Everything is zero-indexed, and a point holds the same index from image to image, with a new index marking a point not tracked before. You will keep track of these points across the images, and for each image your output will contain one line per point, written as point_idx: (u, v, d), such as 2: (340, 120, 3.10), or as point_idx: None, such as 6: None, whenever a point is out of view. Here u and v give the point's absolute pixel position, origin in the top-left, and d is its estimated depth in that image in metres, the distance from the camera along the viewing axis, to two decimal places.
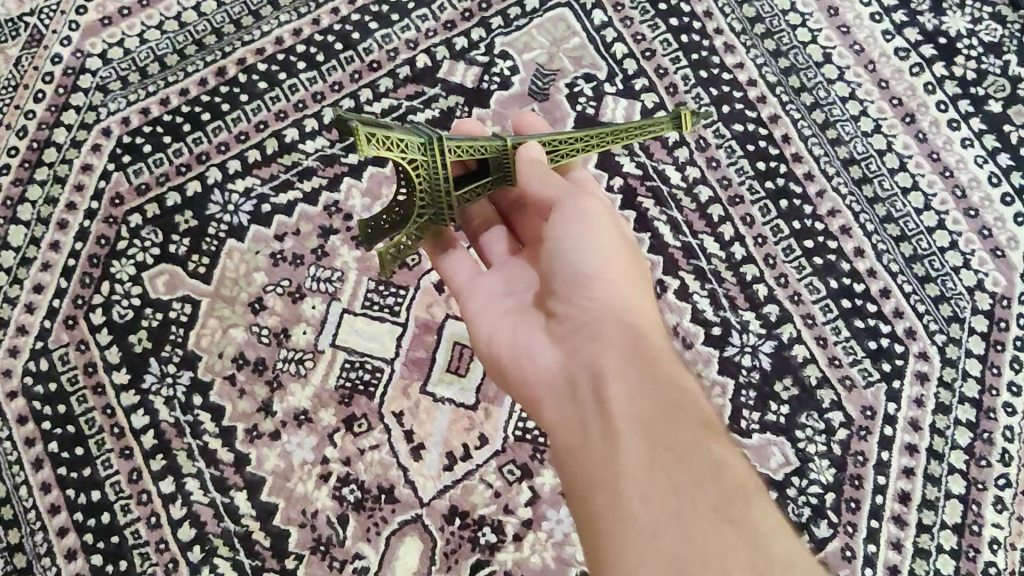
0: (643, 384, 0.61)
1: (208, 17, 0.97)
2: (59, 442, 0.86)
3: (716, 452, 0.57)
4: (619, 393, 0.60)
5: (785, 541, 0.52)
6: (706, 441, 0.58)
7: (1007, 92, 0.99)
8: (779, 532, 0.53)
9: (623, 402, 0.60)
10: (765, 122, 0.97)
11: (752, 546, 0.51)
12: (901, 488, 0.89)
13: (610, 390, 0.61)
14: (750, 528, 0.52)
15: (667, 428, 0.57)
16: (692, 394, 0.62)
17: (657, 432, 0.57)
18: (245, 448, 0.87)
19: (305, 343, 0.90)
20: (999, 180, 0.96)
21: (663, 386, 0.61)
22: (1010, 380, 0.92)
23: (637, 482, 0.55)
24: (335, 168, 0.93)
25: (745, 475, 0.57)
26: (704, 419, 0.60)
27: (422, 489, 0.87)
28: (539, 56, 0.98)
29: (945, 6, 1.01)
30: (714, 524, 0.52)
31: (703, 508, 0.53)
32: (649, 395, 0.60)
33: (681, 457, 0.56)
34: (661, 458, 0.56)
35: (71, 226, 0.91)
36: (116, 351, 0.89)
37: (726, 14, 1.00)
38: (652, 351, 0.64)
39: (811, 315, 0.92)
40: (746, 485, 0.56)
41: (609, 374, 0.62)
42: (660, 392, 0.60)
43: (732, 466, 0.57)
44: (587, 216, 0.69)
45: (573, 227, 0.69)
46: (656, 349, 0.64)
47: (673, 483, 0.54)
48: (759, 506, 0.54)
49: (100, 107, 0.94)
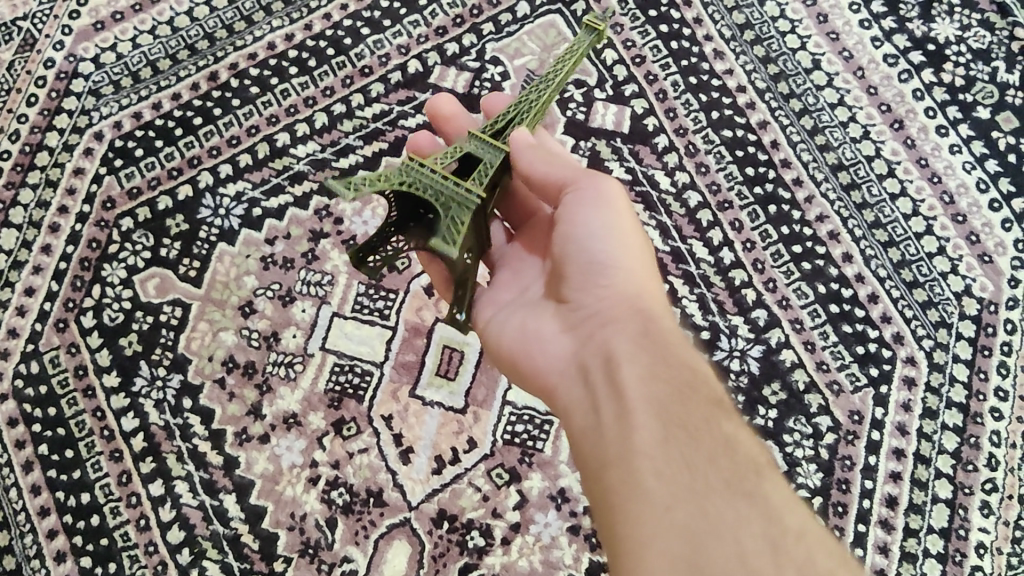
0: (655, 364, 0.61)
1: (201, 22, 0.97)
2: (48, 444, 0.87)
3: (728, 430, 0.58)
4: (632, 374, 0.60)
5: (798, 515, 0.53)
6: (718, 419, 0.58)
7: (995, 99, 1.00)
8: (792, 507, 0.54)
9: (635, 382, 0.60)
10: (754, 128, 0.97)
11: (766, 519, 0.52)
12: (888, 493, 0.89)
13: (623, 372, 0.61)
14: (763, 503, 0.53)
15: (680, 408, 0.58)
16: (703, 373, 0.62)
17: (670, 412, 0.57)
18: (234, 451, 0.87)
19: (295, 346, 0.90)
20: (987, 186, 0.97)
21: (675, 366, 0.61)
22: (997, 385, 0.92)
23: (651, 459, 0.55)
24: (326, 172, 0.94)
25: (757, 452, 0.57)
26: (715, 398, 0.60)
27: (410, 493, 0.87)
28: (530, 62, 0.99)
29: (933, 13, 1.02)
30: (728, 500, 0.52)
31: (716, 484, 0.53)
32: (662, 376, 0.60)
33: (694, 435, 0.56)
34: (676, 437, 0.56)
35: (63, 230, 0.91)
36: (107, 354, 0.89)
37: (716, 20, 1.00)
38: (663, 331, 0.64)
39: (799, 320, 0.92)
40: (758, 462, 0.56)
41: (621, 357, 0.62)
42: (673, 371, 0.60)
43: (744, 443, 0.57)
44: (602, 200, 0.67)
45: (586, 211, 0.67)
46: (666, 328, 0.64)
47: (687, 461, 0.55)
48: (772, 482, 0.55)
49: (93, 111, 0.94)
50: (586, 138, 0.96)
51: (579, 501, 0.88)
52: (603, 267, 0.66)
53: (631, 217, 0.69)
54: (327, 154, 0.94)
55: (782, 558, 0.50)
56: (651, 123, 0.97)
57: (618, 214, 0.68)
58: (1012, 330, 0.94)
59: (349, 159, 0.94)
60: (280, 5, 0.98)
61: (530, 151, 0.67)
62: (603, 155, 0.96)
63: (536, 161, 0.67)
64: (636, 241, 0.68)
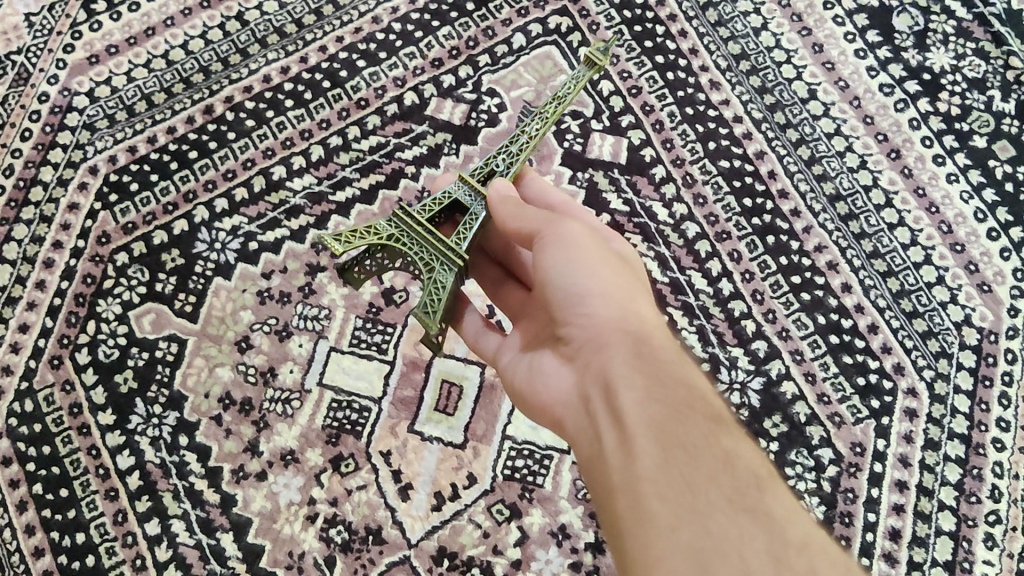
0: (652, 386, 0.58)
1: (196, 55, 0.97)
2: (43, 483, 0.85)
3: (728, 445, 0.55)
4: (630, 398, 0.58)
5: (801, 527, 0.51)
6: (717, 435, 0.55)
7: (991, 128, 1.00)
8: (796, 520, 0.51)
9: (633, 406, 0.57)
10: (751, 158, 0.97)
11: (768, 533, 0.49)
12: (892, 526, 0.89)
13: (621, 397, 0.58)
14: (764, 513, 0.51)
15: (677, 426, 0.55)
16: (702, 391, 0.60)
17: (670, 432, 0.55)
18: (232, 488, 0.86)
19: (292, 382, 0.89)
20: (985, 216, 0.98)
21: (673, 385, 0.58)
22: (999, 416, 0.92)
23: (654, 483, 0.53)
24: (322, 206, 0.93)
25: (759, 464, 0.55)
26: (715, 413, 0.58)
27: (410, 530, 0.86)
28: (527, 94, 0.99)
29: (929, 43, 1.03)
30: (729, 512, 0.50)
31: (717, 500, 0.51)
32: (659, 394, 0.57)
33: (693, 454, 0.54)
34: (677, 457, 0.53)
35: (58, 266, 0.90)
36: (102, 391, 0.88)
37: (711, 51, 1.01)
38: (660, 350, 0.61)
39: (799, 351, 0.92)
40: (760, 473, 0.54)
41: (617, 380, 0.59)
42: (670, 390, 0.58)
43: (744, 455, 0.55)
44: (577, 235, 0.66)
45: (563, 248, 0.65)
46: (661, 348, 0.62)
47: (687, 481, 0.52)
48: (775, 493, 0.53)
49: (87, 145, 0.94)
50: (583, 170, 0.96)
51: (581, 537, 0.87)
52: (579, 293, 0.64)
53: (602, 250, 0.67)
54: (324, 187, 0.94)
55: (785, 566, 0.48)
56: (648, 154, 0.97)
57: (586, 247, 0.65)
58: (1013, 360, 0.94)
59: (345, 192, 0.94)
60: (276, 38, 0.98)
61: (503, 201, 0.69)
62: (600, 186, 0.95)
63: (505, 213, 0.68)
64: (613, 265, 0.66)
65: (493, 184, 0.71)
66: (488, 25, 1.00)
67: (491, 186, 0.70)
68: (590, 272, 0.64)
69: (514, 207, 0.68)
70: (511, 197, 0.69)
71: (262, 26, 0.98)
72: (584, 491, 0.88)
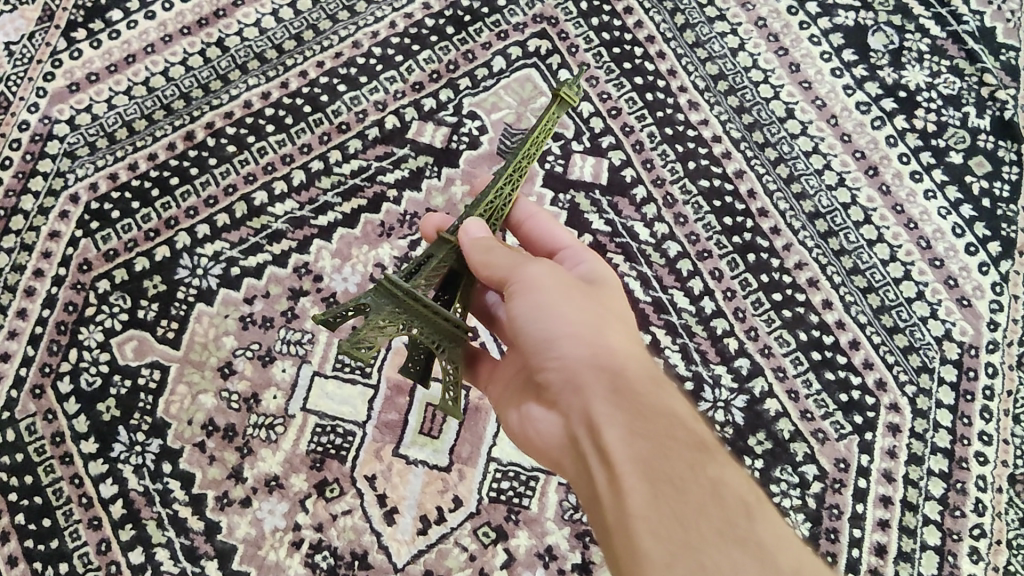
0: (634, 421, 0.56)
1: (176, 82, 0.97)
2: (25, 514, 0.84)
3: (714, 473, 0.53)
4: (614, 434, 0.56)
5: (793, 553, 0.50)
6: (702, 464, 0.54)
7: (967, 144, 1.02)
8: (788, 546, 0.50)
9: (618, 443, 0.56)
10: (731, 177, 0.98)
11: (763, 563, 0.48)
12: (877, 541, 0.89)
13: (606, 435, 0.57)
14: (756, 543, 0.49)
15: (662, 458, 0.54)
16: (684, 419, 0.58)
17: (655, 466, 0.53)
18: (216, 515, 0.86)
19: (275, 408, 0.89)
20: (963, 231, 0.99)
21: (653, 417, 0.57)
22: (981, 429, 0.93)
23: (644, 520, 0.51)
24: (304, 230, 0.93)
25: (747, 491, 0.53)
26: (700, 442, 0.56)
27: (396, 554, 0.86)
28: (507, 116, 1.00)
29: (904, 61, 1.04)
30: (722, 544, 0.49)
31: (710, 532, 0.49)
32: (642, 429, 0.56)
33: (681, 487, 0.52)
34: (665, 492, 0.52)
35: (39, 294, 0.90)
36: (84, 419, 0.87)
37: (690, 71, 1.02)
38: (637, 382, 0.60)
39: (782, 368, 0.92)
40: (748, 500, 0.52)
41: (599, 418, 0.58)
42: (652, 423, 0.56)
43: (732, 482, 0.53)
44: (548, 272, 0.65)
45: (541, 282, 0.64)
46: (638, 378, 0.61)
47: (677, 515, 0.50)
48: (765, 520, 0.51)
49: (68, 173, 0.94)
50: (565, 191, 0.96)
51: (568, 558, 0.87)
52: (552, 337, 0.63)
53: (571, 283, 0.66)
54: (306, 212, 0.94)
55: None
56: (629, 173, 0.97)
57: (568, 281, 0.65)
58: (993, 374, 0.95)
59: (328, 216, 0.94)
60: (256, 63, 0.99)
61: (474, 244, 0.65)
62: (582, 207, 0.96)
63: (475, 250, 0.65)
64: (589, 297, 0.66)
65: (465, 227, 0.66)
66: (467, 48, 1.01)
67: (463, 232, 0.65)
68: (568, 306, 0.64)
69: (483, 251, 0.64)
70: (483, 240, 0.65)
71: (242, 52, 0.99)
72: (570, 511, 0.88)
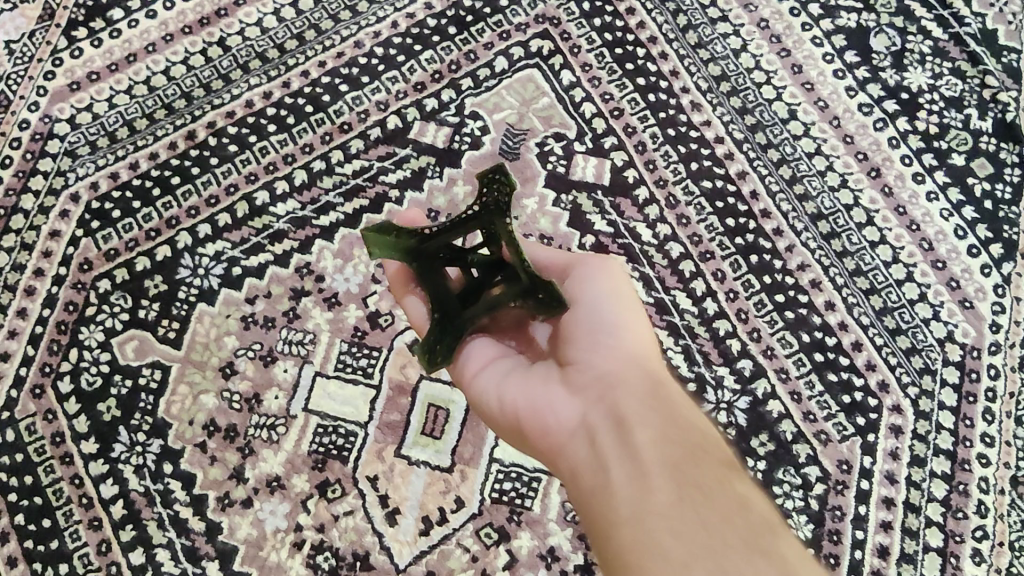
0: (667, 427, 0.57)
1: (177, 82, 0.97)
2: (24, 515, 0.84)
3: (741, 490, 0.54)
4: (644, 436, 0.56)
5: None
6: (730, 479, 0.54)
7: (969, 146, 1.02)
8: (809, 568, 0.50)
9: (648, 443, 0.56)
10: (733, 178, 0.98)
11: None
12: (879, 543, 0.89)
13: (635, 433, 0.57)
14: (778, 558, 0.49)
15: (691, 468, 0.54)
16: (711, 436, 0.59)
17: (686, 471, 0.53)
18: (217, 516, 0.85)
19: (277, 408, 0.89)
20: (966, 233, 0.99)
21: (685, 430, 0.57)
22: (983, 431, 0.93)
23: (667, 519, 0.51)
24: (306, 230, 0.93)
25: (771, 515, 0.53)
26: (726, 460, 0.57)
27: (397, 556, 0.86)
28: (509, 116, 0.99)
29: (906, 63, 1.05)
30: (745, 552, 0.48)
31: (734, 539, 0.49)
32: (674, 436, 0.56)
33: (709, 495, 0.52)
34: (692, 498, 0.52)
35: (39, 293, 0.90)
36: (84, 420, 0.87)
37: (692, 73, 1.02)
38: (671, 396, 0.61)
39: (784, 370, 0.92)
40: (772, 522, 0.52)
41: (629, 416, 0.58)
42: (684, 433, 0.57)
43: (757, 502, 0.54)
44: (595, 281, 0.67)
45: (588, 287, 0.66)
46: (671, 393, 0.61)
47: (701, 519, 0.50)
48: (786, 541, 0.51)
49: (69, 172, 0.93)
50: (567, 192, 0.96)
51: (570, 559, 0.87)
52: (600, 333, 0.64)
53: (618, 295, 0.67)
54: (308, 212, 0.94)
55: None
56: (631, 175, 0.97)
57: (615, 291, 0.67)
58: (996, 375, 0.94)
59: (330, 216, 0.94)
60: (258, 63, 0.98)
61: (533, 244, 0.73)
62: (584, 208, 0.96)
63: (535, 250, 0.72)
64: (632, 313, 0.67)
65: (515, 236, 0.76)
66: (469, 48, 1.01)
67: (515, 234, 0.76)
68: (612, 312, 0.65)
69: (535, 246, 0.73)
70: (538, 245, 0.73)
71: (244, 51, 0.99)
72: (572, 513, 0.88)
